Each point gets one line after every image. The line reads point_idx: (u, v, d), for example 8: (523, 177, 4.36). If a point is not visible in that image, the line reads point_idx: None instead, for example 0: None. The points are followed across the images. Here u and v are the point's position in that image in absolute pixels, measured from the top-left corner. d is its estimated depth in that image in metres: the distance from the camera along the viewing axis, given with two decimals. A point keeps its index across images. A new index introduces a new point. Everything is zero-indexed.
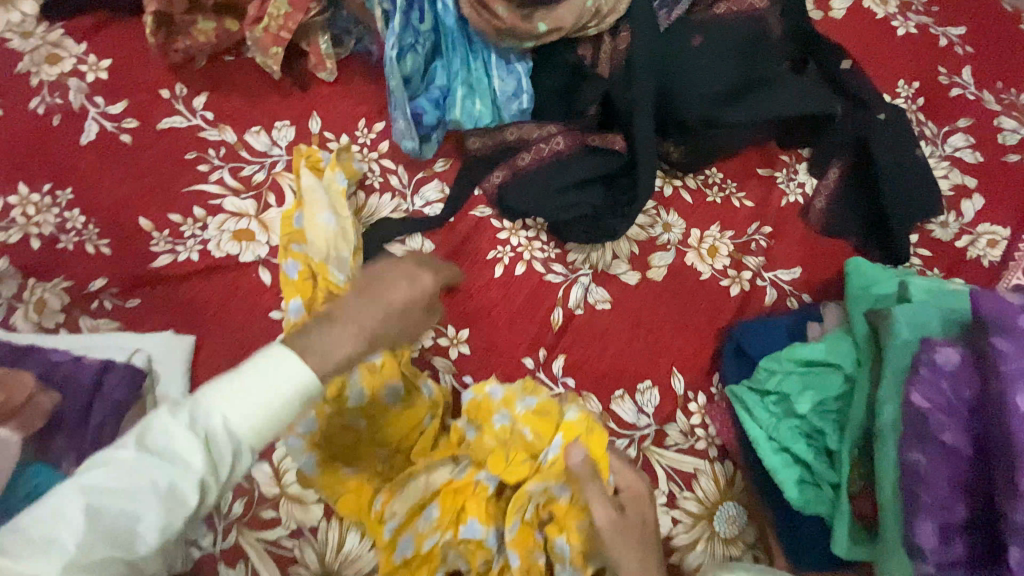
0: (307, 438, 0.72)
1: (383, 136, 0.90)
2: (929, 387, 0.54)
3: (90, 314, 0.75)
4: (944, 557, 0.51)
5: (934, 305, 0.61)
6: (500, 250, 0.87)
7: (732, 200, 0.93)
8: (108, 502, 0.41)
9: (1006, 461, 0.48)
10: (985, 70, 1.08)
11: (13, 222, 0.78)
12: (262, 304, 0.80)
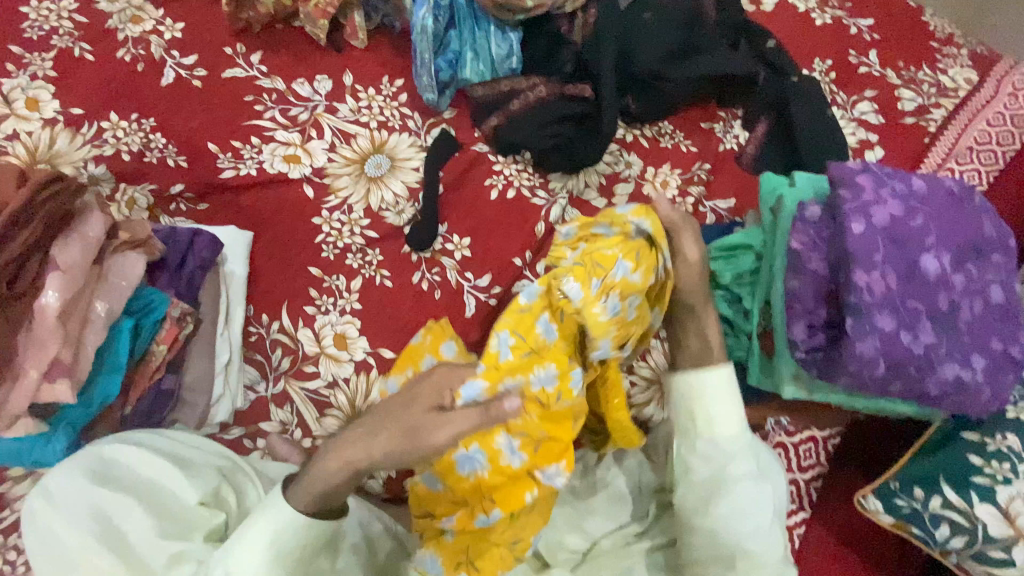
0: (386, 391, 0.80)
1: (403, 89, 1.10)
2: (802, 232, 0.75)
3: (169, 213, 0.97)
4: (809, 344, 0.72)
5: (808, 186, 0.84)
6: (495, 180, 1.07)
7: (680, 146, 1.14)
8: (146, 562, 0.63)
9: (845, 267, 0.69)
10: (887, 53, 1.34)
11: (107, 141, 0.98)
12: (304, 211, 1.00)
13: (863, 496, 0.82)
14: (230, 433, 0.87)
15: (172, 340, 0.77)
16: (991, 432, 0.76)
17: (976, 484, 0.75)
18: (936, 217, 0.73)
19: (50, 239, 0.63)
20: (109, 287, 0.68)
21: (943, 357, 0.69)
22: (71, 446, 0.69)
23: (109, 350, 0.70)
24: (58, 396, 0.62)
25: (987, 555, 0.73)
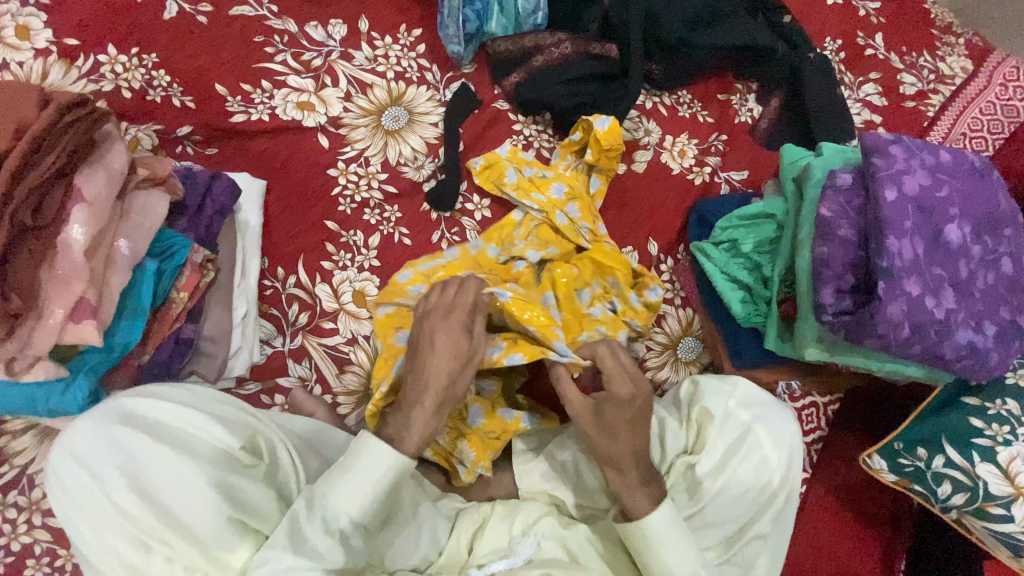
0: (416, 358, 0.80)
1: (421, 40, 1.06)
2: (833, 201, 0.77)
3: (176, 155, 0.93)
4: (837, 308, 0.74)
5: (835, 156, 0.86)
6: (515, 140, 1.05)
7: (698, 116, 1.14)
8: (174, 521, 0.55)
9: (876, 233, 0.72)
10: (893, 37, 1.36)
11: (105, 76, 0.90)
12: (320, 162, 0.95)
13: (869, 455, 0.87)
14: (245, 388, 0.84)
15: (193, 288, 0.74)
16: (990, 397, 0.82)
17: (977, 446, 0.80)
18: (959, 190, 0.76)
19: (74, 168, 0.60)
20: (132, 225, 0.65)
21: (960, 323, 0.73)
22: (92, 394, 0.64)
23: (132, 293, 0.67)
24: (83, 337, 0.58)
25: (987, 511, 0.78)
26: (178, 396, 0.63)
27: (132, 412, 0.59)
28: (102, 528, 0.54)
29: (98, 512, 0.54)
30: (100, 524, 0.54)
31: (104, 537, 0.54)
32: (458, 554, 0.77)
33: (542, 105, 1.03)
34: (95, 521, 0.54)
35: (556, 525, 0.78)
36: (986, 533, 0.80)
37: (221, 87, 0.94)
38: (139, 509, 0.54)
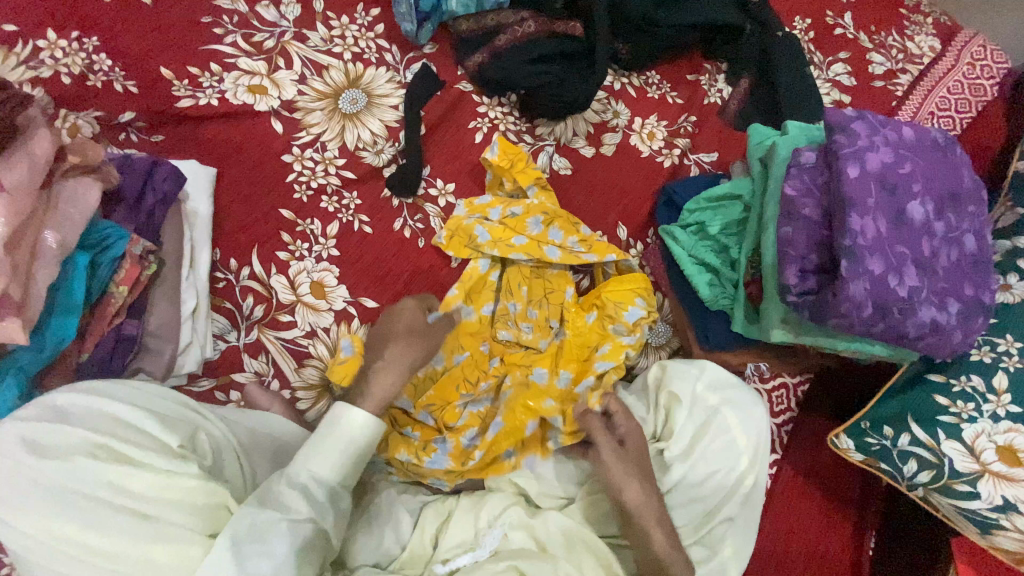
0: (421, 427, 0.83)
1: (379, 20, 1.02)
2: (796, 179, 0.76)
3: (118, 143, 0.87)
4: (801, 288, 0.73)
5: (800, 133, 0.85)
6: (479, 122, 1.01)
7: (667, 97, 1.12)
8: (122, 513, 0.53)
9: (840, 211, 0.70)
10: (862, 16, 1.35)
11: (41, 61, 0.85)
12: (274, 148, 0.91)
13: (837, 435, 0.88)
14: (198, 385, 0.80)
15: (134, 281, 0.70)
16: (956, 374, 0.82)
17: (943, 423, 0.80)
18: (922, 167, 0.75)
19: None
20: (60, 216, 0.62)
21: (924, 301, 0.72)
22: (24, 395, 0.61)
23: (64, 287, 0.64)
24: (6, 335, 0.55)
25: (952, 488, 0.78)
26: (131, 396, 0.62)
27: (87, 413, 0.58)
28: (44, 520, 0.51)
29: (45, 502, 0.51)
30: (38, 518, 0.51)
31: (44, 528, 0.51)
32: (422, 549, 0.75)
33: (506, 85, 1.01)
34: (37, 510, 0.51)
35: (523, 514, 0.77)
36: (953, 511, 0.79)
37: (167, 71, 0.89)
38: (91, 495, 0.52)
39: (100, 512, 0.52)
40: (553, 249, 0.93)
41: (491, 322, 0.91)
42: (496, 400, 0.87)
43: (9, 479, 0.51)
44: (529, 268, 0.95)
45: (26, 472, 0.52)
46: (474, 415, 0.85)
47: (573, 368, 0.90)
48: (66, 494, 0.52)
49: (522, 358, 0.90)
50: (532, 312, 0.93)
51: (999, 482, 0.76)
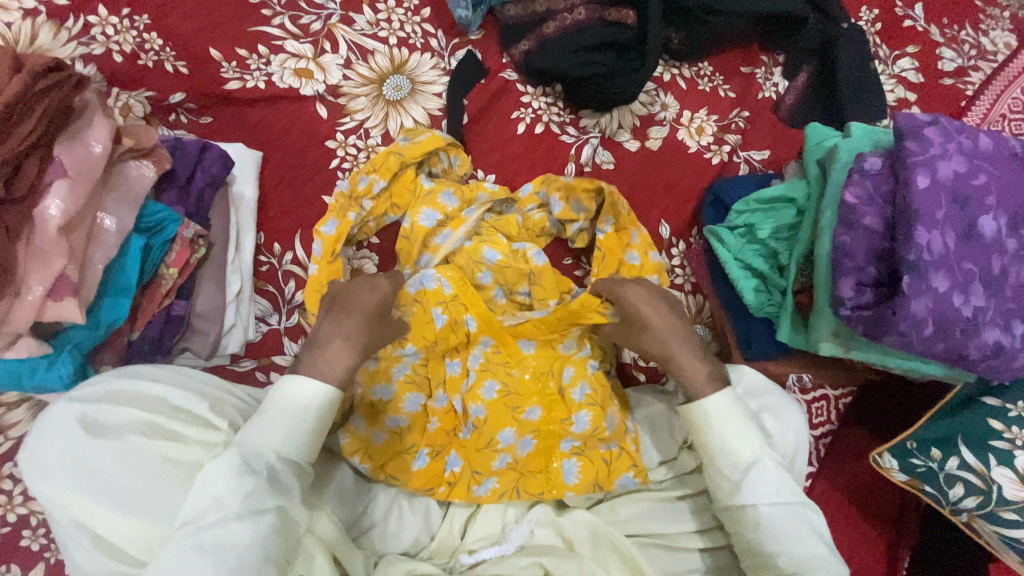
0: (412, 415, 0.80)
1: (426, 4, 0.99)
2: (859, 188, 0.72)
3: (168, 124, 0.89)
4: (856, 302, 0.70)
5: (867, 136, 0.80)
6: (523, 112, 1.00)
7: (718, 90, 1.08)
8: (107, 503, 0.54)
9: (905, 224, 0.66)
10: (935, 7, 1.25)
11: (95, 39, 0.86)
12: (318, 133, 0.91)
13: (879, 454, 0.85)
14: (240, 365, 0.82)
15: (183, 264, 0.71)
16: (1014, 398, 0.77)
17: (995, 448, 0.76)
18: (999, 178, 0.70)
19: (52, 137, 0.57)
20: (116, 200, 0.63)
21: (988, 322, 0.68)
22: (78, 371, 0.64)
23: (117, 269, 0.65)
24: (64, 314, 0.56)
25: (999, 516, 0.75)
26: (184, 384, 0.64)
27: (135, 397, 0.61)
28: (58, 483, 0.55)
29: (65, 465, 0.55)
30: (57, 477, 0.55)
31: (58, 493, 0.55)
32: (450, 539, 0.76)
33: (551, 76, 0.98)
34: (58, 472, 0.55)
35: (551, 512, 0.77)
36: (996, 538, 0.77)
37: (216, 53, 0.90)
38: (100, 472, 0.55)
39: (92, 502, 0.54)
40: (489, 387, 0.82)
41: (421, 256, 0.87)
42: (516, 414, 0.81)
43: (55, 439, 0.56)
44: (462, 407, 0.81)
45: (65, 431, 0.57)
46: (490, 403, 0.81)
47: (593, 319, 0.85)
48: (92, 468, 0.55)
49: (506, 404, 0.81)
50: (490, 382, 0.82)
51: None
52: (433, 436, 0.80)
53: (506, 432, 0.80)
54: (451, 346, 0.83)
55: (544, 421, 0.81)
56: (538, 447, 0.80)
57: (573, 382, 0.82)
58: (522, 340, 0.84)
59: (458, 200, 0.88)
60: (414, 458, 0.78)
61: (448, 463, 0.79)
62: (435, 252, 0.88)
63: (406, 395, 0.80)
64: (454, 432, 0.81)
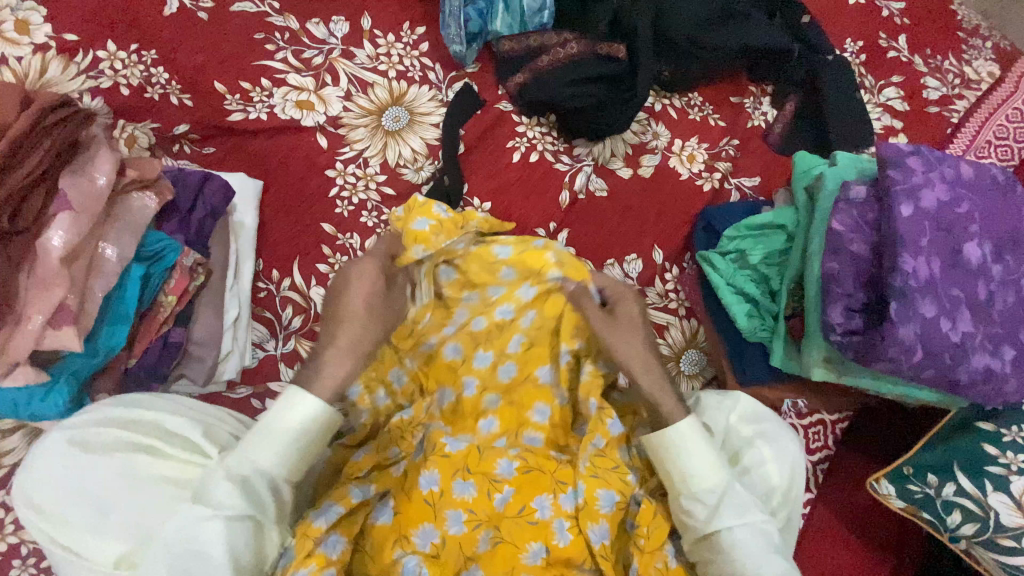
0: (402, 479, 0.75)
1: (424, 38, 1.03)
2: (845, 215, 0.73)
3: (173, 154, 0.92)
4: (846, 327, 0.71)
5: (852, 165, 0.82)
6: (518, 141, 1.02)
7: (709, 119, 1.11)
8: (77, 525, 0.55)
9: (890, 251, 0.68)
10: (918, 39, 1.30)
11: (103, 73, 0.89)
12: (317, 162, 0.94)
13: (876, 479, 0.83)
14: (236, 392, 0.82)
15: (182, 291, 0.72)
16: (1007, 423, 0.78)
17: (990, 473, 0.77)
18: (981, 206, 0.72)
19: (57, 171, 0.59)
20: (117, 230, 0.64)
21: (977, 347, 0.69)
22: (74, 399, 0.64)
23: (116, 297, 0.66)
24: (63, 342, 0.57)
25: (998, 542, 0.75)
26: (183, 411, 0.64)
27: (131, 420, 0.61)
28: (41, 499, 0.56)
29: (53, 481, 0.56)
30: (40, 492, 0.56)
31: (38, 509, 0.56)
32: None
33: (546, 107, 1.01)
34: (42, 486, 0.56)
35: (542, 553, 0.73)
36: (995, 566, 0.76)
37: (220, 86, 0.93)
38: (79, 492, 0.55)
39: (64, 522, 0.55)
40: (506, 463, 0.77)
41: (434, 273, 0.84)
42: (513, 475, 0.76)
43: (48, 455, 0.57)
44: (456, 464, 0.76)
45: (59, 447, 0.57)
46: (483, 463, 0.77)
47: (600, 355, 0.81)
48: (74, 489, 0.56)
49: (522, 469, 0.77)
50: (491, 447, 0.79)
51: None
52: (427, 509, 0.74)
53: (504, 494, 0.75)
54: (463, 420, 0.82)
55: (542, 477, 0.76)
56: (534, 496, 0.75)
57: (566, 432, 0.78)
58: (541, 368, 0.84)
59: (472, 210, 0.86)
60: (415, 535, 0.72)
61: (450, 522, 0.73)
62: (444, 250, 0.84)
63: (420, 474, 0.75)
64: (455, 494, 0.74)
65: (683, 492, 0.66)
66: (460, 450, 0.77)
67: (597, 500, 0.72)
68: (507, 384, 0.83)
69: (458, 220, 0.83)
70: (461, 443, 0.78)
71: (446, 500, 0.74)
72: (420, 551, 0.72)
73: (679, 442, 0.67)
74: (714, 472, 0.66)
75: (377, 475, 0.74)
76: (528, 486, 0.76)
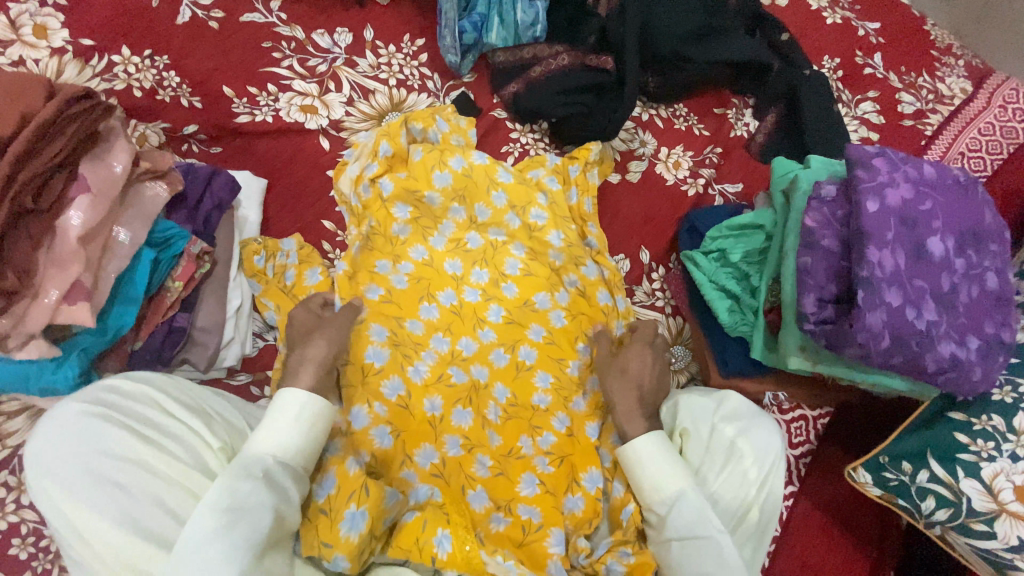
0: (393, 405, 0.81)
1: (424, 49, 1.09)
2: (817, 213, 0.78)
3: (181, 153, 0.96)
4: (819, 316, 0.75)
5: (824, 168, 0.87)
6: (512, 147, 1.07)
7: (693, 129, 1.16)
8: (85, 489, 0.56)
9: (858, 244, 0.72)
10: (893, 56, 1.37)
11: (117, 75, 0.93)
12: (320, 163, 0.99)
13: (854, 469, 0.87)
14: (236, 379, 0.84)
15: (188, 278, 0.76)
16: (977, 412, 0.81)
17: (962, 460, 0.79)
18: (943, 204, 0.76)
19: (78, 157, 0.64)
20: (130, 216, 0.69)
21: (942, 335, 0.72)
22: (82, 375, 0.68)
23: (127, 279, 0.70)
24: (77, 318, 0.61)
25: (970, 527, 0.77)
26: (192, 402, 0.68)
27: (140, 405, 0.64)
28: (51, 464, 0.57)
29: (67, 448, 0.57)
30: (54, 456, 0.57)
31: (48, 473, 0.56)
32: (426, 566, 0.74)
33: (539, 115, 1.06)
34: (56, 451, 0.57)
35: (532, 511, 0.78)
36: (969, 551, 0.79)
37: (228, 90, 0.98)
38: (92, 459, 0.57)
39: (71, 484, 0.56)
40: (496, 403, 0.84)
41: (422, 232, 0.91)
42: (496, 417, 0.83)
43: (65, 423, 0.59)
44: (449, 399, 0.82)
45: (77, 415, 0.59)
46: (469, 398, 0.83)
47: (574, 297, 0.91)
48: (88, 459, 0.57)
49: (511, 414, 0.83)
50: (483, 387, 0.84)
51: (1016, 521, 0.75)
52: (425, 436, 0.81)
53: (493, 434, 0.82)
54: (461, 328, 0.86)
55: (531, 419, 0.83)
56: (520, 433, 0.82)
57: (544, 390, 0.85)
58: (536, 323, 0.88)
59: (456, 177, 0.93)
60: (417, 456, 0.80)
61: (449, 446, 0.81)
62: (440, 201, 0.92)
63: (425, 398, 0.82)
64: (447, 429, 0.81)
65: (646, 501, 0.73)
66: (458, 387, 0.83)
67: (559, 433, 0.83)
68: (490, 330, 0.87)
69: (450, 196, 0.92)
70: (457, 380, 0.84)
71: (436, 435, 0.81)
72: (420, 469, 0.79)
73: (637, 459, 0.74)
74: (670, 481, 0.71)
75: (391, 415, 0.81)
76: (517, 424, 0.83)
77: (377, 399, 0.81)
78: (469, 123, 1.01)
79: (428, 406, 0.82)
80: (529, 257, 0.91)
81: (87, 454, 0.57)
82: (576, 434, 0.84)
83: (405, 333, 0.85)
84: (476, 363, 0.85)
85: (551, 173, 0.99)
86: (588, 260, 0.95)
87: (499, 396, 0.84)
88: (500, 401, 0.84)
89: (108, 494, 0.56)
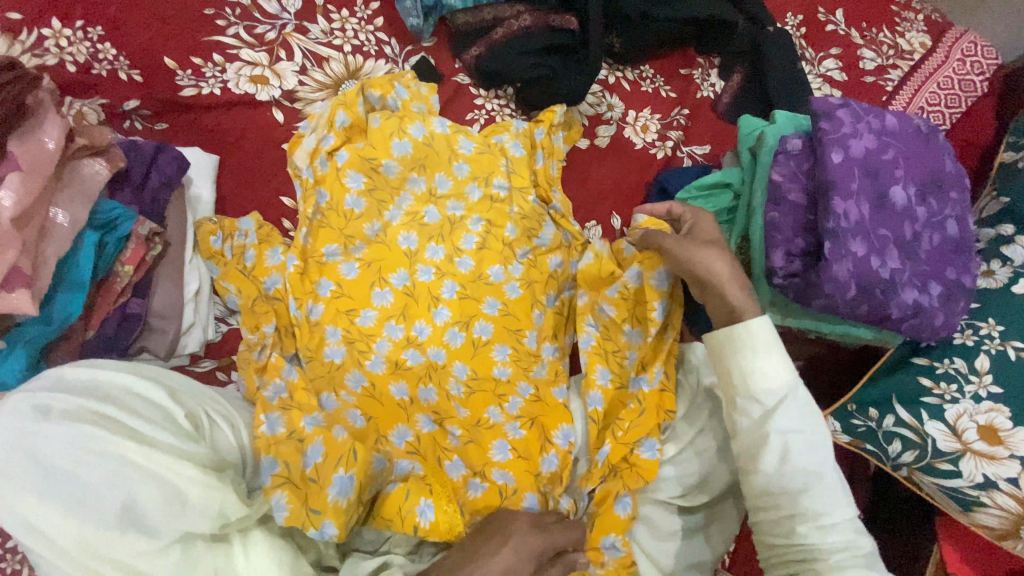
0: (359, 393, 0.80)
1: (379, 13, 1.03)
2: (783, 167, 0.78)
3: (123, 130, 0.90)
4: (787, 270, 0.76)
5: (789, 123, 0.87)
6: (477, 114, 1.04)
7: (660, 91, 1.14)
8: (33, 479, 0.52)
9: (824, 195, 0.72)
10: (854, 12, 1.37)
11: (47, 50, 0.86)
12: (275, 137, 0.94)
13: (824, 418, 0.90)
14: (200, 365, 0.81)
15: (138, 261, 0.73)
16: (938, 356, 0.85)
17: (926, 404, 0.82)
18: (905, 153, 0.77)
19: (6, 134, 0.60)
20: (68, 196, 0.65)
21: (905, 283, 0.74)
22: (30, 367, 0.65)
23: (70, 264, 0.66)
24: (17, 306, 0.58)
25: (935, 466, 0.80)
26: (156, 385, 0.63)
27: (98, 390, 0.59)
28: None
29: (13, 435, 0.53)
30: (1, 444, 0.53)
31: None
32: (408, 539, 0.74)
33: (503, 78, 1.02)
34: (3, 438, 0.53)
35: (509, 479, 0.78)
36: (936, 489, 0.81)
37: (170, 61, 0.92)
38: (40, 445, 0.53)
39: (17, 474, 0.52)
40: (459, 377, 0.82)
41: (378, 208, 0.88)
42: (460, 394, 0.82)
43: (15, 410, 0.55)
44: (411, 377, 0.82)
45: (28, 401, 0.55)
46: (431, 374, 0.82)
47: (527, 266, 0.88)
48: (34, 447, 0.53)
49: (477, 388, 0.82)
50: (443, 364, 0.83)
51: (981, 460, 0.77)
52: (396, 416, 0.81)
53: (459, 407, 0.81)
54: (418, 306, 0.84)
55: (496, 392, 0.82)
56: (488, 404, 0.82)
57: (504, 362, 0.83)
58: (492, 296, 0.86)
59: (414, 146, 0.90)
60: (393, 436, 0.80)
61: (421, 424, 0.81)
62: (393, 175, 0.89)
63: (393, 380, 0.81)
64: (414, 408, 0.81)
65: (742, 386, 0.65)
66: (417, 366, 0.82)
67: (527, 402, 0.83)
68: (445, 308, 0.84)
69: (409, 165, 0.90)
70: (420, 358, 0.83)
71: (403, 414, 0.81)
72: (395, 447, 0.79)
73: (750, 343, 0.65)
74: (781, 374, 0.64)
75: (360, 399, 0.80)
76: (482, 398, 0.82)
77: (340, 385, 0.80)
78: (431, 89, 0.97)
79: (395, 388, 0.81)
80: (486, 229, 0.89)
81: (35, 441, 0.53)
82: (545, 399, 0.83)
83: (360, 325, 0.82)
84: (437, 338, 0.83)
85: (516, 138, 0.96)
86: (544, 227, 0.92)
87: (459, 372, 0.82)
88: (461, 377, 0.82)
89: (56, 483, 0.52)
